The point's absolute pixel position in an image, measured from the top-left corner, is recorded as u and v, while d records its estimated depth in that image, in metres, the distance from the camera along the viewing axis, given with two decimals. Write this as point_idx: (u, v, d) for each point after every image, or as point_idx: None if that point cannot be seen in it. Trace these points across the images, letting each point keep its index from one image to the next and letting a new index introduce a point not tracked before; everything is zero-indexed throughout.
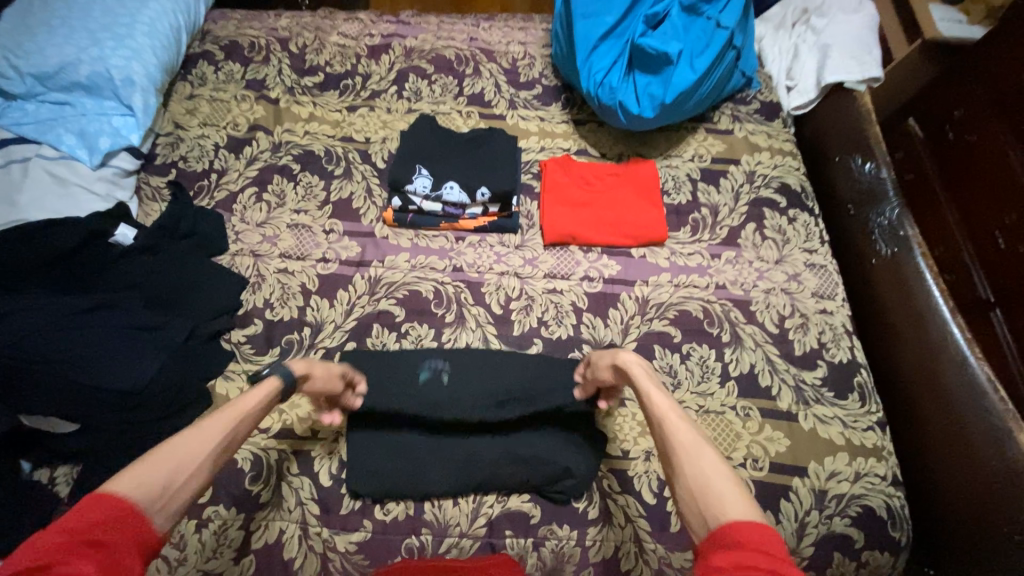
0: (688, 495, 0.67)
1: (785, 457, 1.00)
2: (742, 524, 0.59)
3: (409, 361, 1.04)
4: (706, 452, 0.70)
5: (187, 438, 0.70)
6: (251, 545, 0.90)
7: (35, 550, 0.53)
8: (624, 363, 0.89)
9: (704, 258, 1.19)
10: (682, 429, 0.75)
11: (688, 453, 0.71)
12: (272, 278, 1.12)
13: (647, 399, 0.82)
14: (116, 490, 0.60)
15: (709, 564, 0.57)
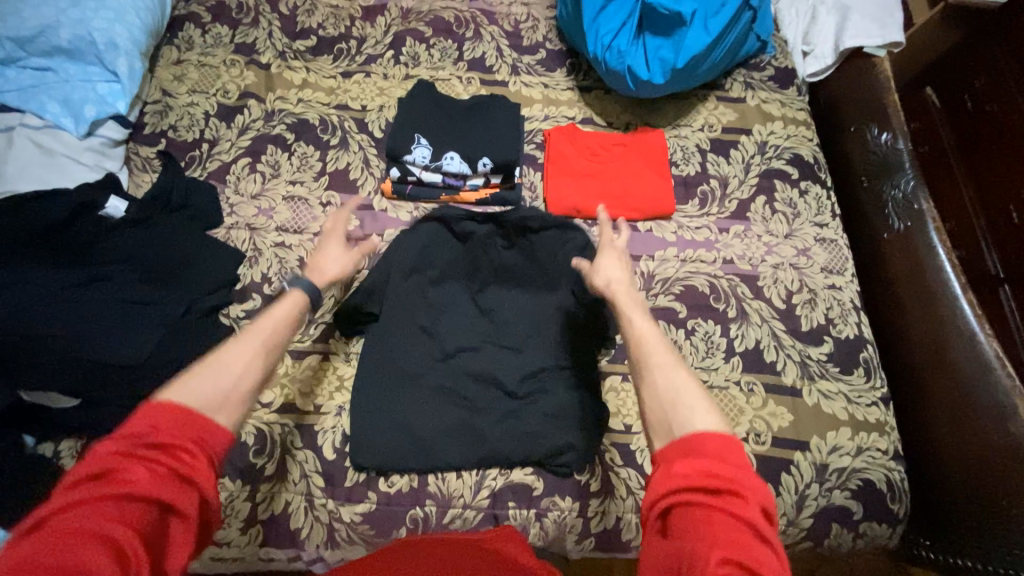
0: (657, 402, 0.66)
1: (788, 431, 1.00)
2: (711, 435, 0.59)
3: (410, 337, 1.02)
4: (679, 366, 0.69)
5: (231, 355, 0.68)
6: (258, 516, 0.91)
7: (102, 454, 0.54)
8: (607, 284, 0.87)
9: (712, 232, 1.16)
10: (659, 343, 0.72)
11: (662, 365, 0.69)
12: (269, 252, 1.09)
13: (623, 313, 0.79)
14: (171, 399, 0.60)
15: (671, 471, 0.57)
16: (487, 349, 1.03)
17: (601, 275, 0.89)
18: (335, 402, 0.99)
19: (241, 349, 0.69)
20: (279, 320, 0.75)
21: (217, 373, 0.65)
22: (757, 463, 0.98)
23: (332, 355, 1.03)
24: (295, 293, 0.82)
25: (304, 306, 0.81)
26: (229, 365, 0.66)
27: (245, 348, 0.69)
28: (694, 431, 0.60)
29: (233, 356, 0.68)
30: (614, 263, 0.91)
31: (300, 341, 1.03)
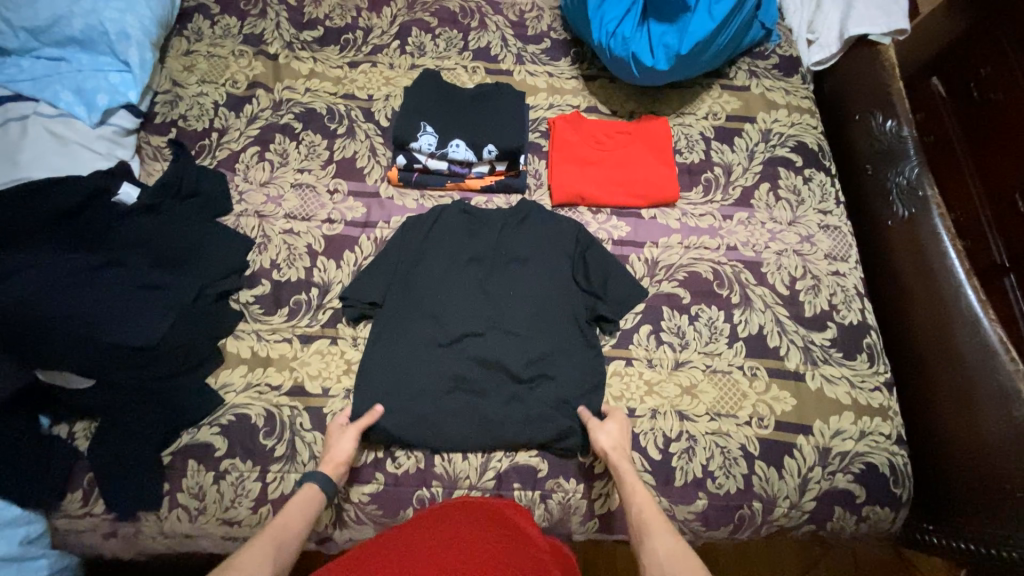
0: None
1: (791, 416, 1.01)
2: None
3: (418, 322, 1.04)
4: (678, 548, 0.78)
5: (248, 558, 0.73)
6: (268, 496, 0.93)
7: None
8: (608, 444, 0.92)
9: (716, 219, 1.17)
10: (659, 530, 0.81)
11: (659, 555, 0.77)
12: (278, 239, 1.11)
13: (628, 496, 0.86)
14: None
15: None
16: (493, 334, 1.03)
17: (598, 439, 0.93)
18: (343, 385, 1.01)
19: (259, 548, 0.74)
20: (291, 519, 0.81)
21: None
22: (761, 446, 0.99)
23: (340, 339, 1.04)
24: (308, 489, 0.86)
25: (319, 506, 0.86)
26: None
27: (260, 551, 0.74)
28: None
29: (251, 563, 0.72)
30: (610, 430, 0.94)
31: (308, 326, 1.05)
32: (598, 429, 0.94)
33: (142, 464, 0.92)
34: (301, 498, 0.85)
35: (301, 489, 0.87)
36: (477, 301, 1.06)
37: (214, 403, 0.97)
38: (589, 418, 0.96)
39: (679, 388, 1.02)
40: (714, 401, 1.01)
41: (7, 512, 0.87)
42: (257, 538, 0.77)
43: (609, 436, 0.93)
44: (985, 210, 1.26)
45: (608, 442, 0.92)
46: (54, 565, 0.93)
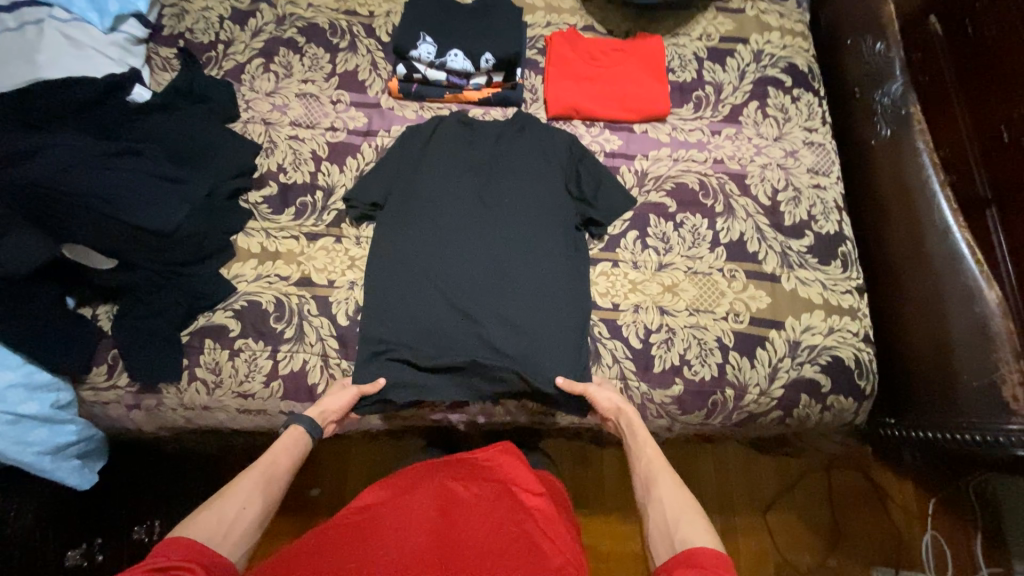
0: (660, 530, 0.78)
1: (765, 312, 1.08)
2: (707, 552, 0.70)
3: (415, 230, 1.09)
4: (683, 496, 0.81)
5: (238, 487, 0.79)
6: (279, 371, 1.02)
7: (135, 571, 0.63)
8: (611, 403, 0.99)
9: (704, 134, 1.21)
10: (666, 479, 0.84)
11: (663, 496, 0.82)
12: (284, 144, 1.17)
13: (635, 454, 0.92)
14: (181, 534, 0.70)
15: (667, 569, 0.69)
16: (487, 248, 1.08)
17: (607, 397, 0.99)
18: (347, 277, 1.07)
19: (247, 484, 0.80)
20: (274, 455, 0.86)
21: (223, 510, 0.75)
22: (736, 339, 1.06)
23: (344, 238, 1.11)
24: (294, 431, 0.91)
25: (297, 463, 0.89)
26: (241, 513, 0.76)
27: (250, 485, 0.79)
28: (689, 547, 0.71)
29: (238, 501, 0.77)
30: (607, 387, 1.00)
31: (314, 225, 1.11)
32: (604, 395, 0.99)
33: (163, 339, 1.00)
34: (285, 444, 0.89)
35: (285, 431, 0.91)
36: (474, 205, 1.11)
37: (227, 289, 1.04)
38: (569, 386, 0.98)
39: (662, 286, 1.09)
40: (694, 298, 1.08)
41: (39, 376, 0.94)
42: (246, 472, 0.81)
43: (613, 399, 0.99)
44: (972, 143, 1.16)
45: (612, 406, 0.99)
46: (81, 432, 0.99)
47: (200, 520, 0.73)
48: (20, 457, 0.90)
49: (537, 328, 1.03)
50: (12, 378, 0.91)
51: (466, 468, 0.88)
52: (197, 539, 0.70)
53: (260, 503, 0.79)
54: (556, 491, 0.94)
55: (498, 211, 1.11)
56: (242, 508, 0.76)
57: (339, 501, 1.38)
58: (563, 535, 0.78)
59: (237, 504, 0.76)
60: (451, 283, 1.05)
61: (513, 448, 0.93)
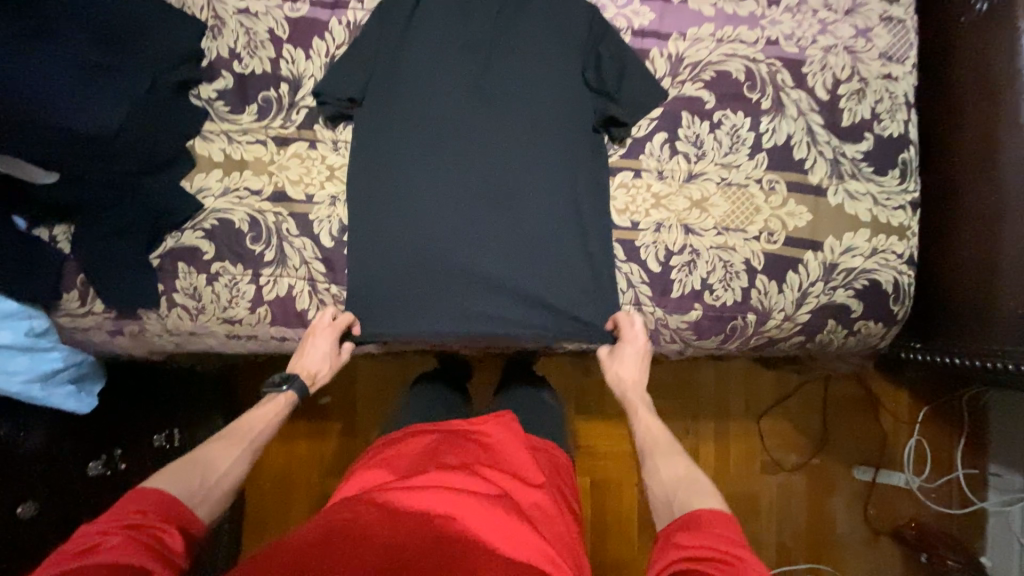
0: (661, 500, 0.71)
1: (803, 232, 0.96)
2: (712, 514, 0.61)
3: (400, 133, 0.92)
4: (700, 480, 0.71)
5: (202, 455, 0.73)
6: (264, 297, 0.93)
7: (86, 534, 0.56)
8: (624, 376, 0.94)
9: (759, 5, 0.96)
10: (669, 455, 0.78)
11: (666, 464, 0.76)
12: (232, 21, 0.94)
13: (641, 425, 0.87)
14: (137, 492, 0.63)
15: (671, 537, 0.61)
16: (485, 155, 0.92)
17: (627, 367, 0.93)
18: (327, 192, 0.94)
19: (230, 449, 0.77)
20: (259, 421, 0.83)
21: (205, 471, 0.71)
22: (765, 262, 0.96)
23: (319, 144, 0.94)
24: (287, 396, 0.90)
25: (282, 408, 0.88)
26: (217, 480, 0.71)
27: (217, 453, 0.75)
28: (694, 510, 0.64)
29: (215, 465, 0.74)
30: (635, 354, 0.93)
31: (283, 126, 0.94)
32: (629, 365, 0.93)
33: (132, 263, 0.90)
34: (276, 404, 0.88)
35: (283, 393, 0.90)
36: (470, 100, 0.93)
37: (193, 207, 0.92)
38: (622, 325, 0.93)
39: (689, 202, 0.94)
40: (724, 215, 0.95)
41: (3, 305, 0.85)
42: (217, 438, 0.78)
43: (640, 372, 0.94)
44: None
45: (635, 380, 0.94)
46: (69, 359, 0.96)
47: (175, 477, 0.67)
48: (8, 387, 0.86)
49: (540, 251, 0.92)
50: None
51: (460, 447, 0.76)
52: (171, 493, 0.65)
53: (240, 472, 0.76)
54: (556, 467, 0.82)
55: (499, 110, 0.93)
56: (224, 474, 0.73)
57: (346, 411, 1.40)
58: (564, 537, 0.66)
59: (218, 470, 0.72)
60: (443, 196, 0.91)
61: (514, 423, 0.83)
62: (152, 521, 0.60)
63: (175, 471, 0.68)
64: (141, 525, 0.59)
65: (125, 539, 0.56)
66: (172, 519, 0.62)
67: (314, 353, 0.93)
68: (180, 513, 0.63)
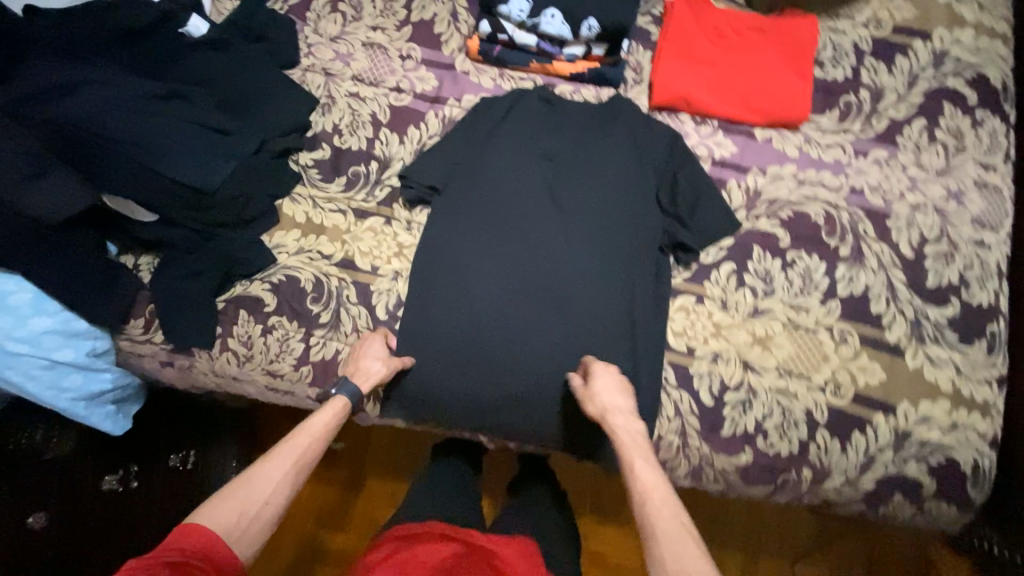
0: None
1: (873, 390, 0.89)
2: None
3: (472, 224, 0.95)
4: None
5: (258, 478, 0.74)
6: (310, 357, 0.95)
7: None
8: (602, 407, 0.81)
9: (846, 153, 0.97)
10: (668, 528, 0.69)
11: (668, 541, 0.67)
12: (342, 102, 1.03)
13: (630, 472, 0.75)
14: (188, 526, 0.67)
15: None
16: (551, 258, 0.93)
17: (603, 397, 0.82)
18: (392, 266, 0.97)
19: (270, 473, 0.75)
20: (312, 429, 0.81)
21: (246, 501, 0.71)
22: (828, 415, 0.89)
23: (395, 221, 0.99)
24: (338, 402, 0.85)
25: (342, 412, 0.84)
26: (260, 511, 0.71)
27: (264, 477, 0.74)
28: None
29: (262, 492, 0.73)
30: (610, 376, 0.84)
31: (365, 200, 1.00)
32: (603, 392, 0.82)
33: (199, 304, 0.95)
34: (326, 411, 0.83)
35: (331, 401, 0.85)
36: (545, 203, 0.96)
37: (266, 260, 0.97)
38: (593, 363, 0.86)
39: (751, 336, 0.90)
40: (787, 357, 0.90)
41: (76, 324, 0.91)
42: (269, 459, 0.76)
43: (624, 399, 0.82)
44: None
45: (621, 409, 0.81)
46: (117, 381, 0.98)
47: (220, 511, 0.69)
48: (55, 402, 0.90)
49: (591, 362, 0.90)
50: (49, 324, 0.88)
51: None
52: (213, 529, 0.67)
53: (281, 500, 0.74)
54: None
55: (572, 217, 0.95)
56: (264, 504, 0.72)
57: (355, 462, 1.36)
58: None
59: (258, 499, 0.72)
60: (502, 291, 0.92)
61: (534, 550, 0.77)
62: (193, 561, 0.63)
63: (215, 505, 0.70)
64: (184, 562, 0.63)
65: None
66: (208, 560, 0.64)
67: (368, 374, 0.87)
68: (217, 552, 0.66)
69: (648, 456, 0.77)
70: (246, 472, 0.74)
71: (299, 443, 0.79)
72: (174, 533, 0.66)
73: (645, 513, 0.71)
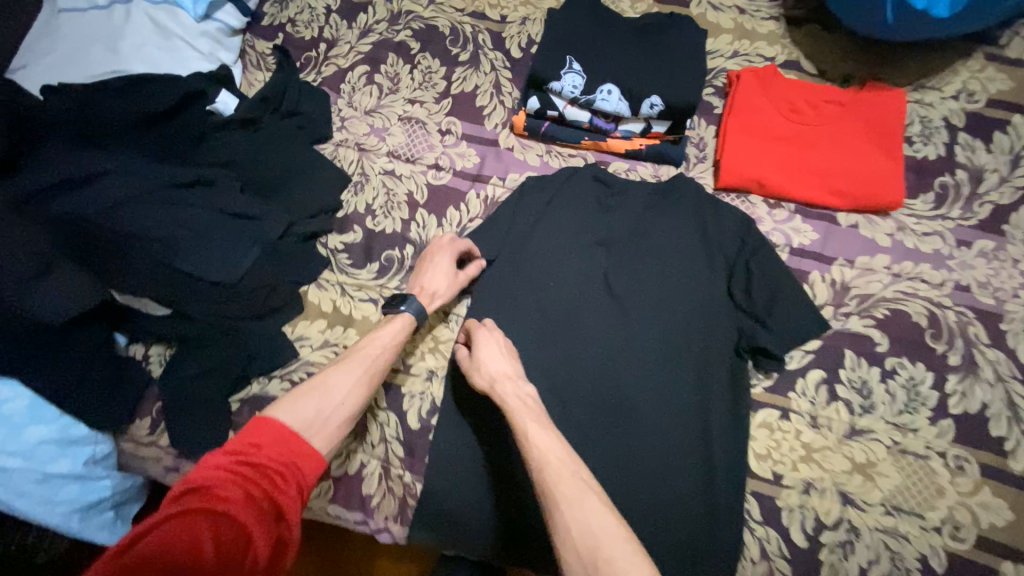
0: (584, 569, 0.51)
1: (1004, 535, 0.73)
2: None
3: (516, 319, 0.84)
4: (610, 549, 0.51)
5: (333, 381, 0.68)
6: (331, 471, 0.83)
7: (211, 464, 0.55)
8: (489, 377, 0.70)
9: (945, 243, 0.85)
10: (571, 489, 0.56)
11: (568, 500, 0.55)
12: (376, 179, 0.96)
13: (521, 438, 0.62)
14: (270, 416, 0.61)
15: None
16: (609, 362, 0.81)
17: (485, 362, 0.72)
18: (425, 364, 0.86)
19: (342, 375, 0.69)
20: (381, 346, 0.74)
21: (321, 401, 0.65)
22: (951, 565, 0.72)
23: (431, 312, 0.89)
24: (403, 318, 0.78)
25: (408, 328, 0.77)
26: (333, 412, 0.65)
27: (340, 379, 0.68)
28: None
29: (336, 396, 0.67)
30: (493, 342, 0.75)
31: (397, 288, 0.90)
32: (484, 353, 0.73)
33: (206, 406, 0.83)
34: (392, 328, 0.76)
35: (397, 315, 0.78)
36: (599, 296, 0.85)
37: (287, 355, 0.85)
38: (476, 327, 0.77)
39: (850, 463, 0.76)
40: (895, 490, 0.75)
41: (75, 430, 0.82)
42: (344, 363, 0.71)
43: (508, 363, 0.72)
44: None
45: (505, 372, 0.71)
46: (116, 486, 0.87)
47: (298, 404, 0.64)
48: (47, 517, 0.79)
49: (658, 492, 0.75)
50: (46, 433, 0.79)
51: None
52: (289, 425, 0.61)
53: (353, 404, 0.68)
54: None
55: (631, 311, 0.83)
56: (336, 407, 0.66)
57: None
58: None
59: (331, 403, 0.66)
60: (551, 399, 0.80)
61: None
62: (266, 467, 0.56)
63: (289, 405, 0.63)
64: (260, 467, 0.55)
65: (237, 491, 0.53)
66: (283, 463, 0.57)
67: (436, 290, 0.82)
68: (295, 450, 0.59)
69: (542, 414, 0.66)
70: (321, 373, 0.69)
71: (374, 350, 0.73)
72: (253, 422, 0.60)
73: (543, 481, 0.57)
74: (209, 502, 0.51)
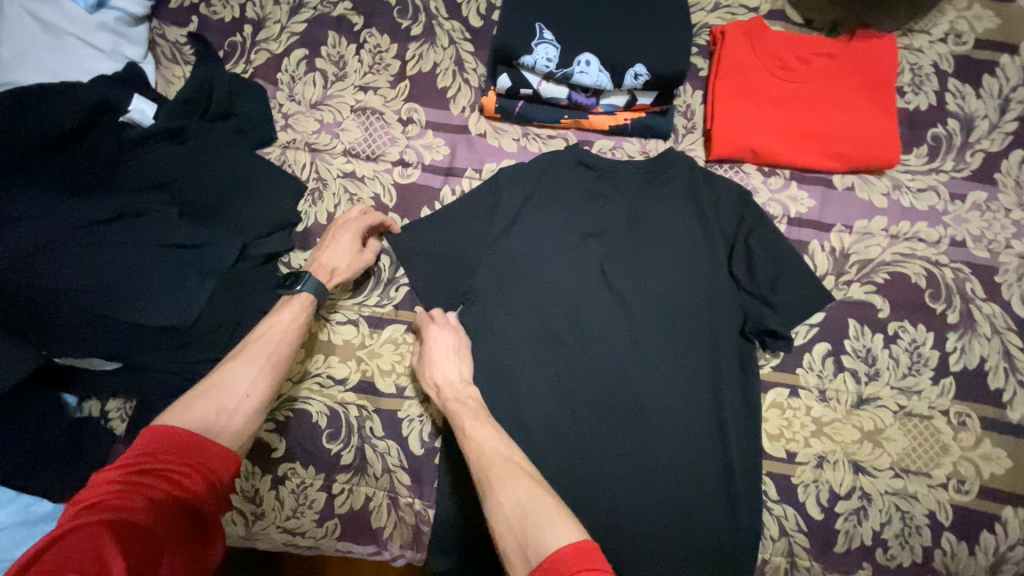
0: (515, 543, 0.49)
1: (1002, 481, 0.76)
2: None
3: (511, 327, 0.76)
4: (547, 509, 0.50)
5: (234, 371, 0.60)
6: (335, 509, 0.78)
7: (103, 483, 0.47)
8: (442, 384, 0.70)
9: (940, 199, 0.83)
10: (508, 473, 0.55)
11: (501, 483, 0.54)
12: (335, 183, 0.85)
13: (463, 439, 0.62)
14: (163, 423, 0.53)
15: None
16: (615, 363, 0.76)
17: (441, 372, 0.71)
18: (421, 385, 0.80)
19: (246, 369, 0.61)
20: (283, 327, 0.66)
21: (221, 400, 0.57)
22: (955, 517, 0.75)
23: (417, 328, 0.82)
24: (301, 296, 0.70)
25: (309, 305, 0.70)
26: (241, 404, 0.58)
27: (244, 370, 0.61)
28: None
29: (241, 389, 0.59)
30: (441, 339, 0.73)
31: (377, 306, 0.82)
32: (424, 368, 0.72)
33: None
34: (288, 308, 0.69)
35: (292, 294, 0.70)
36: (596, 293, 0.79)
37: None
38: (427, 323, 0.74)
39: (859, 432, 0.77)
40: (903, 452, 0.77)
41: (39, 507, 0.72)
42: (243, 351, 0.63)
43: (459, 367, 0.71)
44: None
45: (451, 381, 0.70)
46: None
47: (194, 405, 0.56)
48: None
49: (677, 489, 0.73)
50: (4, 519, 0.69)
51: None
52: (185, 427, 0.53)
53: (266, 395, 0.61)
54: None
55: (635, 303, 0.78)
56: (244, 398, 0.58)
57: None
58: None
59: (237, 393, 0.58)
60: (559, 410, 0.75)
61: None
62: (168, 473, 0.49)
63: (188, 404, 0.56)
64: (162, 470, 0.49)
65: (134, 501, 0.47)
66: (186, 465, 0.50)
67: (335, 253, 0.75)
68: (200, 452, 0.51)
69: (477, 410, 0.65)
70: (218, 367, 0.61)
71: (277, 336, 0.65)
72: (148, 432, 0.51)
73: (480, 471, 0.57)
74: (99, 512, 0.45)
